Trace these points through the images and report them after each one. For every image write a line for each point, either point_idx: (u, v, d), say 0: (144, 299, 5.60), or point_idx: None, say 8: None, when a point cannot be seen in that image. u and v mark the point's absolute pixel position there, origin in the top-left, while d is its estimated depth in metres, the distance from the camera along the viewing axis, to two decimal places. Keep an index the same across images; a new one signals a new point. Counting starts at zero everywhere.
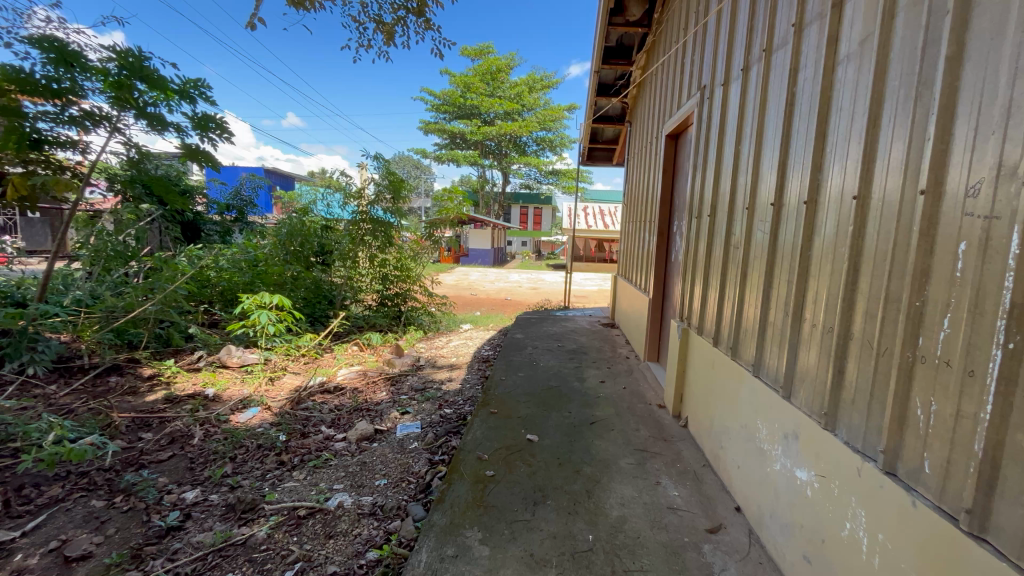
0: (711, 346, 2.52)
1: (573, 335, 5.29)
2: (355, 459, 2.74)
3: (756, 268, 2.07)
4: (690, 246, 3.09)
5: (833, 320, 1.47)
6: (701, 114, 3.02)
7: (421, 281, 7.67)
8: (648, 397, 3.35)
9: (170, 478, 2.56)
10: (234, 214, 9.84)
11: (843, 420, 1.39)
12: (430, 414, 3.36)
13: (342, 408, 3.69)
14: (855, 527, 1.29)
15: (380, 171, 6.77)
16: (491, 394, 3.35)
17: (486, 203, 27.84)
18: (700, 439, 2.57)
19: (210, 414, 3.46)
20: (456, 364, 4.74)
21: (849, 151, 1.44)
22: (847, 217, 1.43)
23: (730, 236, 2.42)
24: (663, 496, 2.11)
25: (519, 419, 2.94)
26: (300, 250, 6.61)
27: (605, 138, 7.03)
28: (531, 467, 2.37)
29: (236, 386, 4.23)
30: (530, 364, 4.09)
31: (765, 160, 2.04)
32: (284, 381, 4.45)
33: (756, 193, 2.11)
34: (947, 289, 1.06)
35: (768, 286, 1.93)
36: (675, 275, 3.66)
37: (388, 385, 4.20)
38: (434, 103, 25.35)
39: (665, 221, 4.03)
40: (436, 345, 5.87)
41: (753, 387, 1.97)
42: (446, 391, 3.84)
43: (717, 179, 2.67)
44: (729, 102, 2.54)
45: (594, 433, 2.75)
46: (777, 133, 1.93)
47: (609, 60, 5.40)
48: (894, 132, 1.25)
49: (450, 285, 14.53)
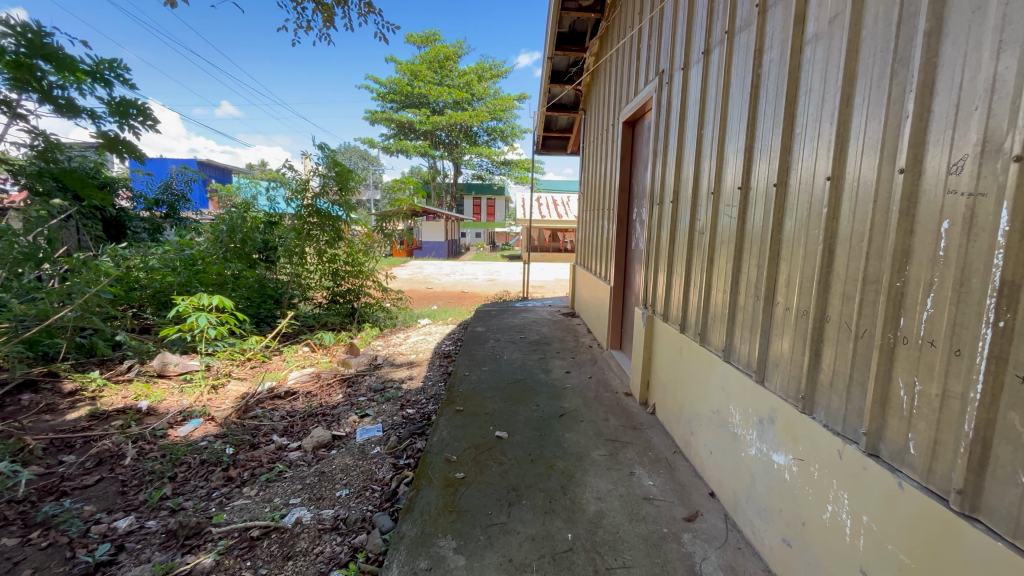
0: (678, 332, 2.51)
1: (534, 326, 5.24)
2: (312, 469, 2.54)
3: (722, 253, 2.06)
4: (653, 233, 3.08)
5: (808, 303, 1.45)
6: (659, 99, 3.00)
7: (375, 276, 7.39)
8: (614, 385, 3.34)
9: (98, 506, 2.28)
10: (165, 210, 9.12)
11: (821, 402, 1.39)
12: (391, 415, 3.19)
13: (295, 413, 3.46)
14: (838, 510, 1.28)
15: (326, 162, 6.42)
16: (456, 391, 3.24)
17: (438, 194, 27.40)
18: (668, 426, 2.57)
19: (144, 430, 3.14)
20: (416, 361, 4.57)
21: (820, 132, 1.42)
22: (820, 198, 1.41)
23: (694, 223, 2.40)
24: (638, 487, 2.08)
25: (487, 415, 2.85)
26: (241, 247, 6.20)
27: (558, 126, 6.99)
28: (503, 465, 2.28)
29: (173, 396, 3.88)
30: (493, 358, 4.00)
31: (731, 145, 2.02)
32: (229, 389, 4.13)
33: (722, 178, 2.09)
34: (930, 269, 1.05)
35: (737, 271, 1.92)
36: (637, 263, 3.66)
37: (344, 387, 3.98)
38: (380, 92, 24.53)
39: (624, 209, 4.02)
40: (393, 341, 5.68)
41: (724, 372, 1.97)
42: (408, 390, 3.68)
43: (679, 165, 2.65)
44: (690, 87, 2.52)
45: (564, 425, 2.70)
46: (743, 117, 1.91)
47: (562, 46, 5.34)
48: (869, 113, 1.23)
49: (406, 279, 14.15)
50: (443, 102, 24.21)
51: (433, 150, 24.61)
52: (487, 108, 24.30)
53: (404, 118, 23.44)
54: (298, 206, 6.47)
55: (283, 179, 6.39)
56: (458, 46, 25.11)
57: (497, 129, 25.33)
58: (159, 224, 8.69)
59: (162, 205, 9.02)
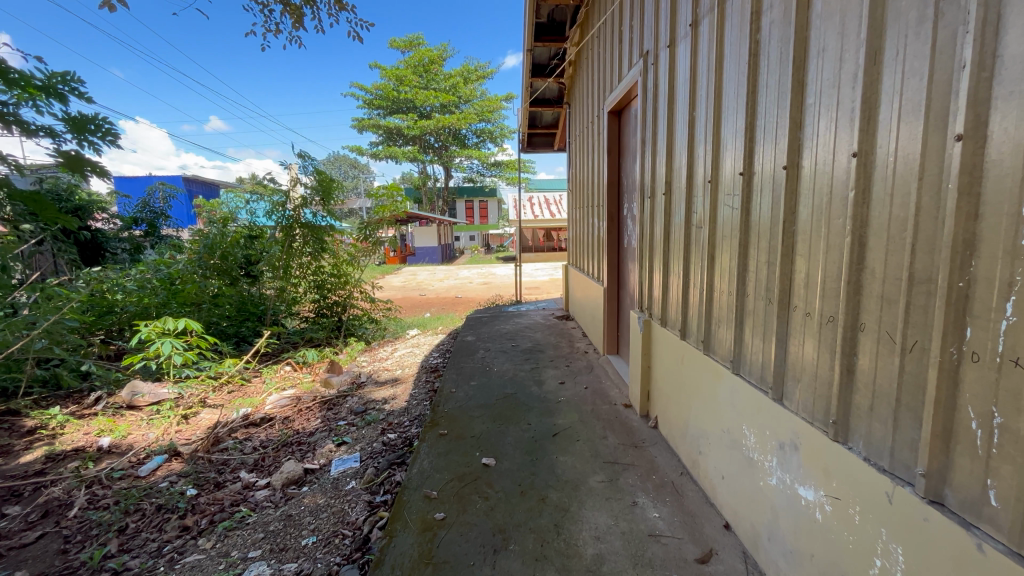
0: (678, 339, 2.25)
1: (527, 332, 4.97)
2: (277, 513, 2.27)
3: (725, 250, 1.81)
4: (646, 229, 2.83)
5: (834, 307, 1.20)
6: (645, 83, 2.75)
7: (362, 287, 7.12)
8: (611, 396, 3.08)
9: (31, 571, 2.00)
10: (144, 228, 8.75)
11: (859, 429, 1.13)
12: (370, 442, 2.93)
13: (268, 444, 3.19)
14: (890, 567, 1.03)
15: (310, 173, 6.11)
16: (440, 411, 2.97)
17: (429, 199, 27.13)
18: (673, 442, 2.32)
19: (100, 472, 2.86)
20: (402, 378, 4.30)
21: (840, 99, 1.17)
22: (844, 181, 1.16)
23: (690, 216, 2.15)
24: (642, 521, 1.82)
25: (472, 439, 2.58)
26: (223, 263, 5.97)
27: (544, 122, 6.72)
28: (488, 501, 2.02)
29: (140, 430, 3.61)
30: (482, 371, 3.73)
31: (728, 125, 1.76)
32: (202, 418, 3.86)
33: (720, 164, 1.83)
34: (1006, 264, 0.79)
35: (743, 269, 1.66)
36: (630, 261, 3.40)
37: (323, 410, 3.71)
38: (366, 99, 24.25)
39: (614, 204, 3.77)
40: (380, 356, 5.41)
41: (734, 386, 1.71)
42: (390, 412, 3.41)
43: (671, 153, 2.39)
44: (677, 65, 2.26)
45: (558, 447, 2.44)
46: (741, 91, 1.65)
47: (541, 38, 5.11)
48: (908, 67, 0.97)
49: (399, 287, 13.86)
50: (430, 106, 23.95)
51: (422, 155, 24.32)
52: (475, 110, 24.07)
53: (392, 124, 23.14)
54: (282, 218, 6.12)
55: (265, 191, 6.06)
56: (443, 49, 24.87)
57: (486, 131, 25.10)
58: (138, 244, 8.40)
59: (141, 223, 8.67)
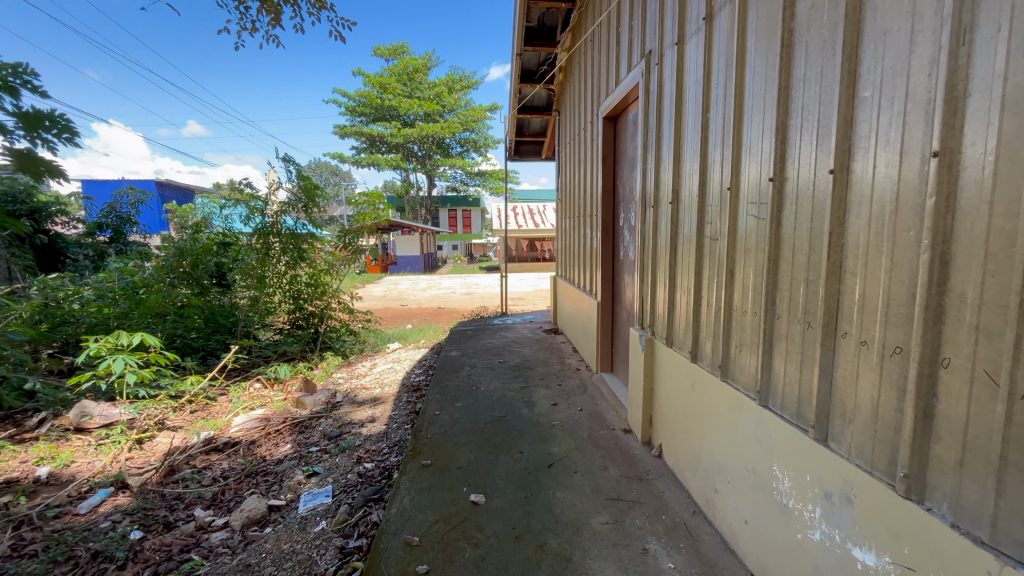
0: (688, 362, 2.05)
1: (514, 347, 4.73)
2: (234, 561, 1.98)
3: (747, 265, 1.61)
4: (647, 240, 2.64)
5: (904, 338, 1.00)
6: (646, 86, 2.58)
7: (340, 298, 6.79)
8: (609, 419, 2.86)
9: None
10: (109, 234, 8.26)
11: (942, 488, 0.93)
12: (344, 473, 2.64)
13: (230, 474, 2.87)
14: None
15: (293, 178, 5.83)
16: (423, 438, 2.70)
17: (411, 207, 26.79)
18: (681, 474, 2.10)
19: (31, 510, 2.50)
20: (381, 397, 3.99)
21: (913, 88, 0.98)
22: (919, 185, 0.96)
23: (703, 226, 1.95)
24: (656, 573, 1.59)
25: (459, 471, 2.32)
26: (192, 271, 5.61)
27: (532, 130, 6.54)
28: (478, 549, 1.77)
29: (86, 457, 3.23)
30: (468, 390, 3.47)
31: (751, 127, 1.58)
32: (158, 443, 3.50)
33: (742, 170, 1.64)
34: None
35: (773, 288, 1.46)
36: (628, 274, 3.20)
37: (294, 434, 3.40)
38: (349, 106, 23.91)
39: (609, 214, 3.59)
40: (358, 372, 5.09)
41: (761, 419, 1.50)
42: (367, 437, 3.12)
43: (678, 159, 2.21)
44: (687, 63, 2.09)
45: (554, 480, 2.20)
46: (769, 88, 1.46)
47: (531, 42, 4.94)
48: (1014, 45, 0.79)
49: (380, 297, 13.47)
50: (414, 115, 23.74)
51: (405, 163, 24.05)
52: (459, 119, 23.98)
53: (375, 131, 22.80)
54: (258, 225, 5.79)
55: (242, 197, 5.74)
56: (427, 59, 24.73)
57: (471, 140, 25.01)
58: (102, 249, 7.87)
59: (105, 228, 8.18)
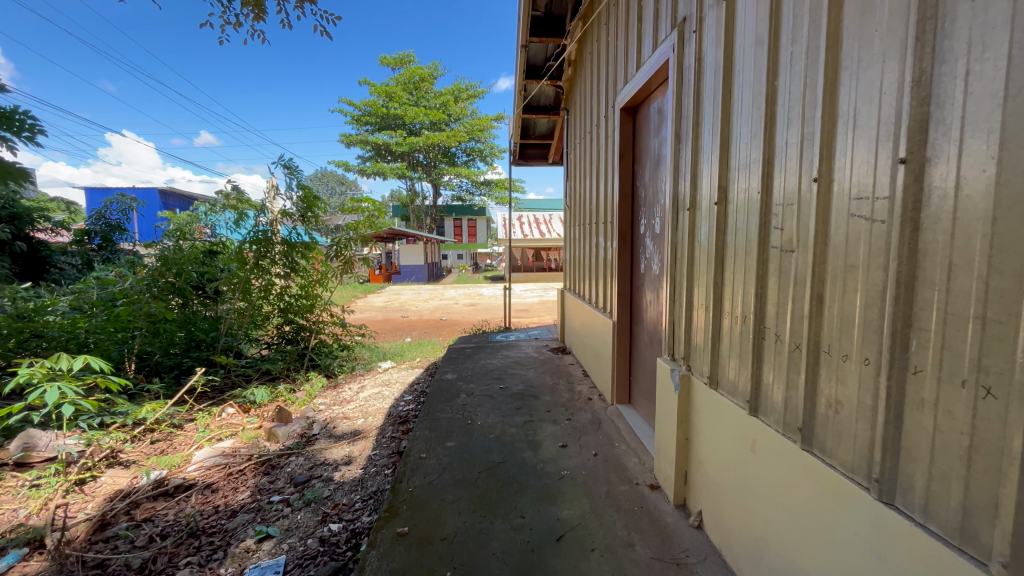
0: (743, 413, 1.54)
1: (517, 370, 4.22)
2: None
3: (850, 290, 1.11)
4: (679, 249, 2.14)
5: None
6: (679, 60, 2.10)
7: (331, 312, 6.31)
8: (630, 468, 2.35)
9: None
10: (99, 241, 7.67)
11: None
12: (302, 537, 2.14)
13: (169, 532, 2.36)
14: None
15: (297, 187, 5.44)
16: (402, 493, 2.19)
17: (416, 216, 26.42)
18: (732, 560, 1.60)
19: None
20: (363, 431, 3.49)
21: None
22: None
23: (768, 233, 1.45)
24: None
25: (443, 547, 1.81)
26: (174, 282, 5.12)
27: (538, 133, 6.07)
28: None
29: (13, 503, 2.73)
30: (462, 425, 2.97)
31: (855, 90, 1.09)
32: (103, 484, 3.00)
33: (839, 153, 1.14)
34: None
35: (906, 328, 0.96)
36: (651, 290, 2.71)
37: (257, 477, 2.90)
38: (355, 114, 23.68)
39: (627, 221, 3.10)
40: (344, 396, 4.59)
41: (879, 524, 1.00)
42: (339, 485, 2.62)
43: (726, 146, 1.71)
44: (741, 19, 1.60)
45: (566, 564, 1.69)
46: (896, 23, 0.97)
47: (538, 33, 4.50)
48: None
49: (381, 309, 12.95)
50: (421, 123, 23.47)
51: (411, 172, 23.72)
52: (466, 127, 23.69)
53: (380, 140, 22.52)
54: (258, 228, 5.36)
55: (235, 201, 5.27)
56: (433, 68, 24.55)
57: (477, 149, 24.69)
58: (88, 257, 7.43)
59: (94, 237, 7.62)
